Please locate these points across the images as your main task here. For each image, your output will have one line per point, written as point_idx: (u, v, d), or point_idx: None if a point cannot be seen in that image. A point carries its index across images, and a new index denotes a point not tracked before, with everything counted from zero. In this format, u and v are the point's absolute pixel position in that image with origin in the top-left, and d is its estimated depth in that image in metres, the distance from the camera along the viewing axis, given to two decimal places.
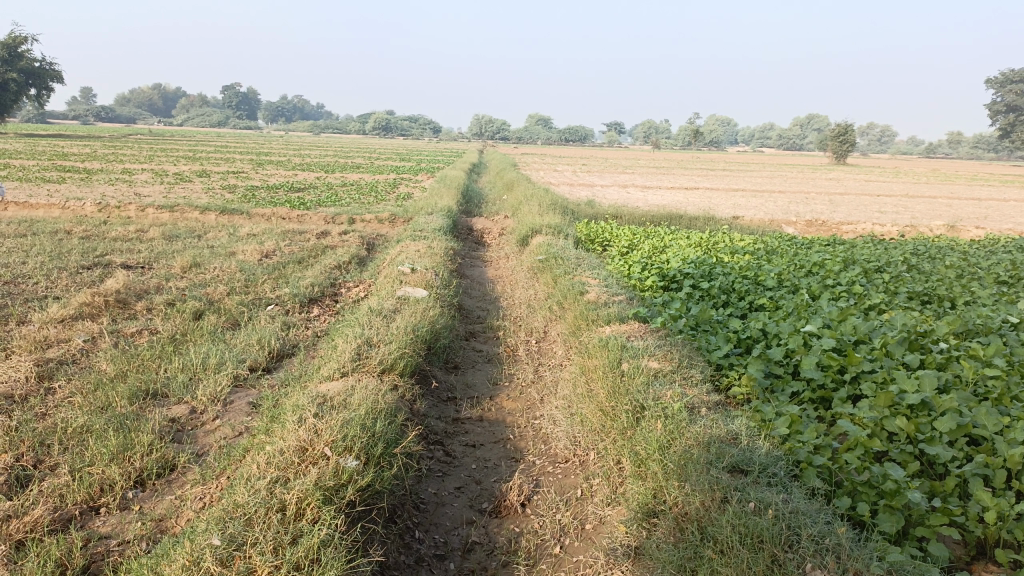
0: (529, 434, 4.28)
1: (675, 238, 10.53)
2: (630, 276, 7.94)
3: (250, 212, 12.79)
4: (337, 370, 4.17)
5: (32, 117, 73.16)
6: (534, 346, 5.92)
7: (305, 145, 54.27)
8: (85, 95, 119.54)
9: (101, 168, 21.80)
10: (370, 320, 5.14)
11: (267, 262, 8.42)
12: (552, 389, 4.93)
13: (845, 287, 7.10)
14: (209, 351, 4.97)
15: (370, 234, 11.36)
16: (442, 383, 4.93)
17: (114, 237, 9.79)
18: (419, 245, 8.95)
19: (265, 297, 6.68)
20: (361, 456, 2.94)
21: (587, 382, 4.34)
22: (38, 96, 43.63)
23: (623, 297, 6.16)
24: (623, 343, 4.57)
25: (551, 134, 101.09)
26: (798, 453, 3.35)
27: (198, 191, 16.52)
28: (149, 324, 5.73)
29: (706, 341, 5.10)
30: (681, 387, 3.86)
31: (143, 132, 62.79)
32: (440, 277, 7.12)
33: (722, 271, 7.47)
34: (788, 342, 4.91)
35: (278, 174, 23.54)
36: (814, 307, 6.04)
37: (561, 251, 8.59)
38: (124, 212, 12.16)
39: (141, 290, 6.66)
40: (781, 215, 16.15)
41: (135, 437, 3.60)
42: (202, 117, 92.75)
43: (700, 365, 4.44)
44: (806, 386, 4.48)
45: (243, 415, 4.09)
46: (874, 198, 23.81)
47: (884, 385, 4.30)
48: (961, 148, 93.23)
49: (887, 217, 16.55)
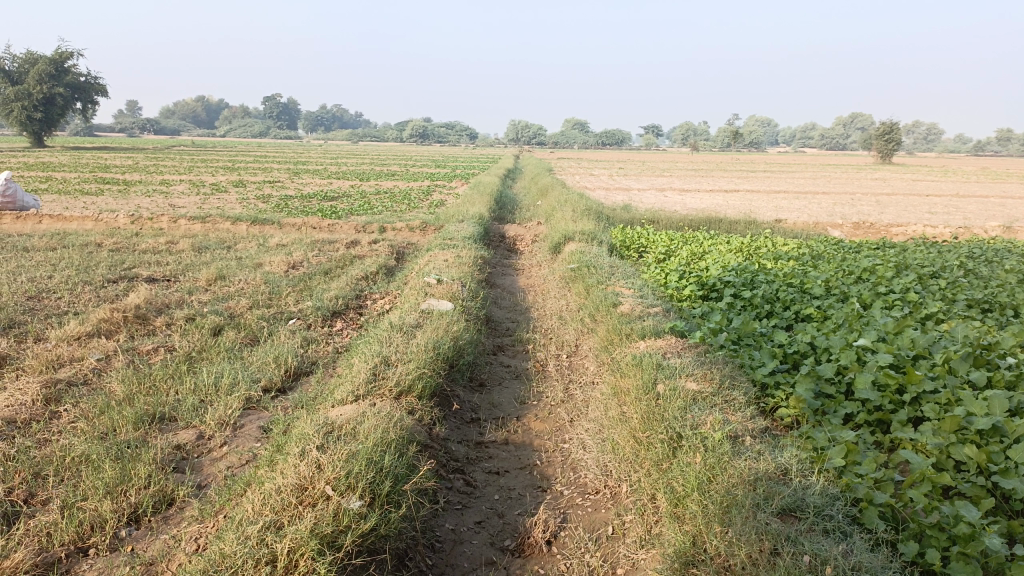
0: (557, 460, 3.96)
1: (714, 243, 10.13)
2: (666, 284, 7.58)
3: (281, 221, 12.68)
4: (351, 394, 3.91)
5: (79, 131, 74.97)
6: (565, 361, 5.60)
7: (342, 153, 54.79)
8: (131, 108, 122.67)
9: (139, 180, 22.02)
10: (391, 336, 4.87)
11: (292, 273, 8.24)
12: (583, 409, 4.61)
13: (898, 295, 6.67)
14: (223, 369, 4.75)
15: (401, 242, 11.15)
16: (464, 404, 4.64)
17: (144, 249, 9.71)
18: (448, 254, 8.70)
19: (287, 310, 6.47)
20: (366, 496, 2.67)
21: (620, 405, 4.01)
22: (85, 110, 44.48)
23: (659, 309, 5.81)
24: (659, 361, 4.22)
25: (587, 139, 100.55)
26: (856, 489, 2.97)
27: (232, 200, 16.54)
28: (166, 340, 5.54)
29: (749, 356, 4.74)
30: (723, 412, 3.51)
31: (185, 143, 63.85)
32: (468, 287, 6.85)
33: (765, 278, 7.08)
34: (840, 358, 4.53)
35: (313, 183, 23.58)
36: (866, 319, 5.64)
37: (594, 259, 8.27)
38: (157, 224, 12.13)
39: (161, 304, 6.50)
40: (825, 217, 15.58)
41: (134, 468, 3.38)
42: (243, 127, 94.18)
43: (743, 385, 4.08)
44: (860, 408, 4.10)
45: (252, 441, 3.85)
46: (922, 198, 23.01)
47: (948, 407, 3.92)
48: (1012, 144, 90.45)
49: (937, 218, 15.86)
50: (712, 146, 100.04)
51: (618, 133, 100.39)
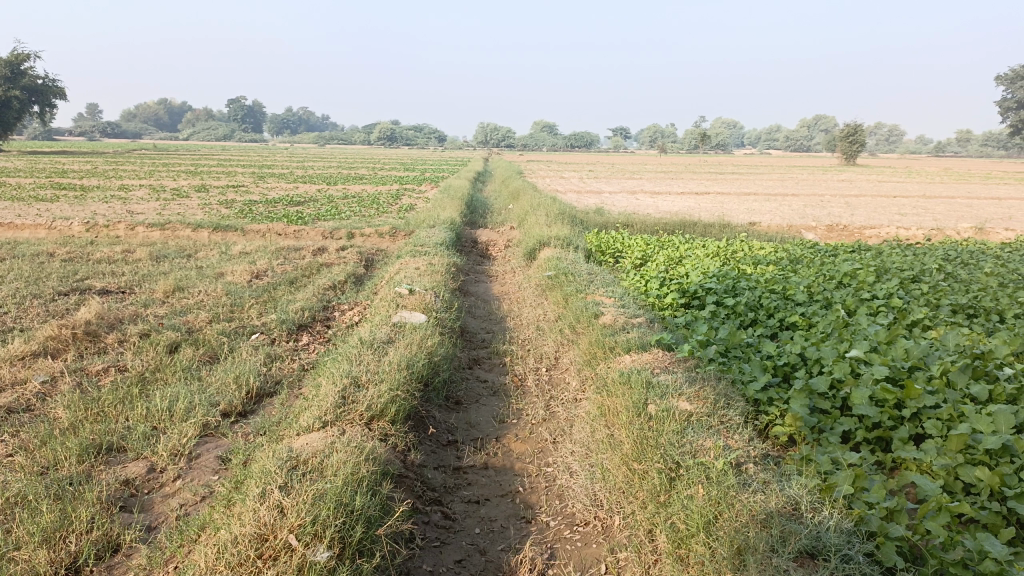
0: (541, 487, 3.70)
1: (691, 247, 9.95)
2: (647, 292, 7.36)
3: (244, 227, 12.26)
4: (317, 420, 3.60)
5: (37, 135, 73.13)
6: (544, 375, 5.34)
7: (308, 156, 54.17)
8: (92, 111, 120.37)
9: (98, 185, 21.36)
10: (361, 354, 4.56)
11: (256, 283, 7.86)
12: (566, 428, 4.35)
13: (883, 301, 6.52)
14: (179, 392, 4.40)
15: (370, 249, 10.81)
16: (440, 425, 4.34)
17: (99, 259, 9.26)
18: (420, 261, 8.39)
19: (250, 324, 6.12)
20: (334, 546, 2.37)
21: (607, 428, 3.75)
22: (41, 113, 43.16)
23: (642, 319, 5.58)
24: (649, 378, 3.97)
25: (555, 141, 100.59)
26: (871, 521, 2.74)
27: (194, 207, 16.04)
28: (118, 359, 5.17)
29: (739, 369, 4.50)
30: (722, 436, 3.26)
31: (146, 147, 62.48)
32: (441, 298, 6.55)
33: (747, 285, 6.89)
34: (833, 370, 4.33)
35: (279, 187, 23.08)
36: (854, 327, 5.46)
37: (571, 265, 8.02)
38: (113, 231, 11.64)
39: (114, 319, 6.10)
40: (797, 220, 15.53)
41: (76, 510, 3.04)
42: (207, 130, 92.71)
43: (736, 402, 3.84)
44: (858, 424, 3.89)
45: (209, 474, 3.52)
46: (890, 199, 23.16)
47: (951, 424, 3.72)
48: (970, 146, 92.28)
49: (907, 220, 15.90)
50: (680, 148, 100.71)
51: (585, 137, 100.61)
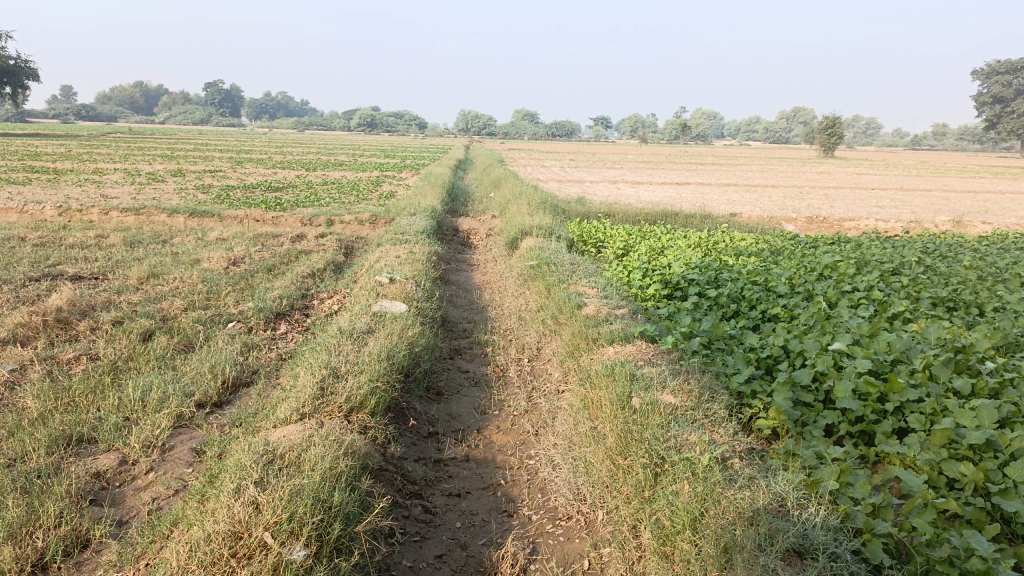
0: (522, 480, 3.64)
1: (672, 238, 9.93)
2: (630, 282, 7.32)
3: (221, 213, 12.07)
4: (294, 412, 3.51)
5: (9, 116, 71.71)
6: (526, 366, 5.29)
7: (287, 141, 53.63)
8: (66, 93, 118.41)
9: (71, 169, 20.98)
10: (340, 343, 4.47)
11: (233, 270, 7.73)
12: (549, 421, 4.29)
13: (864, 293, 6.52)
14: (152, 381, 4.30)
15: (349, 237, 10.67)
16: (420, 417, 4.27)
17: (71, 244, 9.06)
18: (401, 250, 8.28)
19: (226, 312, 6.00)
20: (311, 545, 2.31)
21: (591, 421, 3.69)
22: (13, 94, 42.23)
23: (625, 311, 5.53)
24: (633, 370, 3.92)
25: (537, 130, 100.31)
26: (856, 518, 2.71)
27: (170, 191, 15.79)
28: (90, 348, 5.04)
29: (723, 362, 4.47)
30: (708, 431, 3.22)
31: (122, 130, 61.48)
32: (422, 287, 6.47)
33: (729, 276, 6.86)
34: (816, 363, 4.30)
35: (256, 173, 22.81)
36: (836, 320, 5.45)
37: (553, 255, 7.96)
38: (87, 216, 11.42)
39: (86, 306, 5.96)
40: (778, 212, 15.57)
41: (43, 505, 2.94)
42: (184, 114, 91.42)
43: (721, 395, 3.80)
44: (841, 418, 3.87)
45: (182, 467, 3.43)
46: (869, 192, 23.32)
47: (934, 418, 3.72)
48: (946, 140, 93.24)
49: (886, 213, 15.99)
50: (661, 138, 100.90)
51: (567, 126, 100.47)
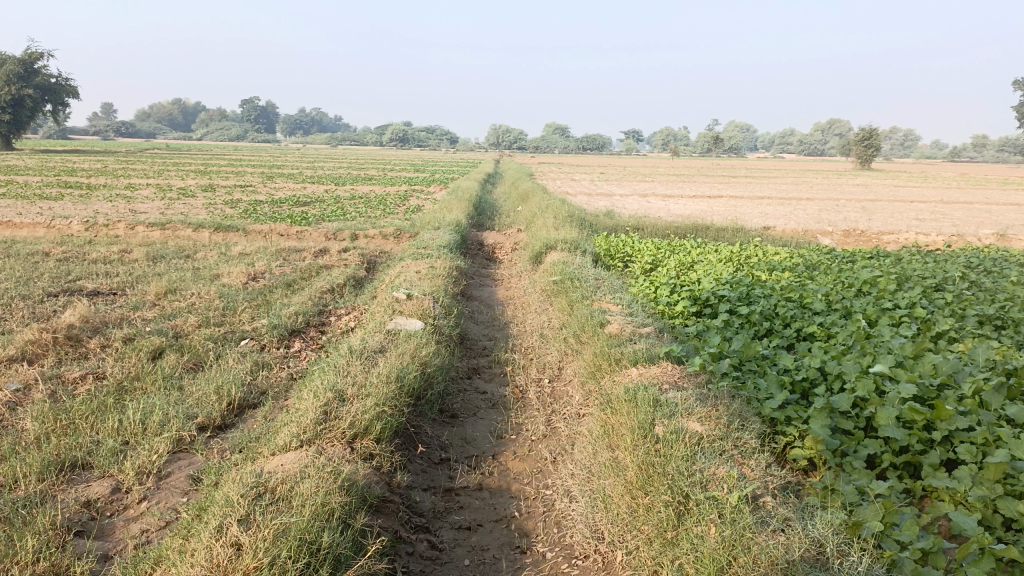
0: (538, 512, 3.40)
1: (702, 252, 9.64)
2: (657, 299, 7.05)
3: (246, 227, 12.02)
4: (294, 439, 3.32)
5: (51, 133, 73.40)
6: (547, 387, 5.05)
7: (319, 157, 54.11)
8: (107, 110, 121.20)
9: (105, 184, 21.24)
10: (349, 364, 4.27)
11: (251, 286, 7.60)
12: (569, 447, 4.05)
13: (905, 310, 6.19)
14: (155, 403, 4.14)
15: (373, 252, 10.54)
16: (432, 442, 4.05)
17: (94, 260, 9.01)
18: (421, 264, 8.09)
19: (240, 329, 5.85)
20: None
21: (610, 450, 3.43)
22: (53, 111, 43.06)
23: (651, 329, 5.27)
24: (657, 394, 3.65)
25: (567, 144, 100.23)
26: (904, 565, 2.43)
27: (198, 206, 15.84)
28: (98, 366, 4.91)
29: (755, 385, 4.19)
30: (738, 465, 2.95)
31: (159, 146, 62.57)
32: (440, 303, 6.26)
33: (761, 292, 6.57)
34: (856, 388, 4.01)
35: (285, 188, 22.90)
36: (876, 340, 5.14)
37: (577, 270, 7.72)
38: (113, 231, 11.43)
39: (100, 322, 5.85)
40: (813, 225, 15.17)
41: (23, 538, 2.77)
42: (219, 130, 92.87)
43: (753, 422, 3.53)
44: (884, 447, 3.58)
45: (177, 497, 3.25)
46: (907, 204, 22.72)
47: (986, 449, 3.41)
48: (986, 151, 91.30)
49: (925, 226, 15.51)
50: (692, 151, 100.26)
51: (597, 140, 100.27)
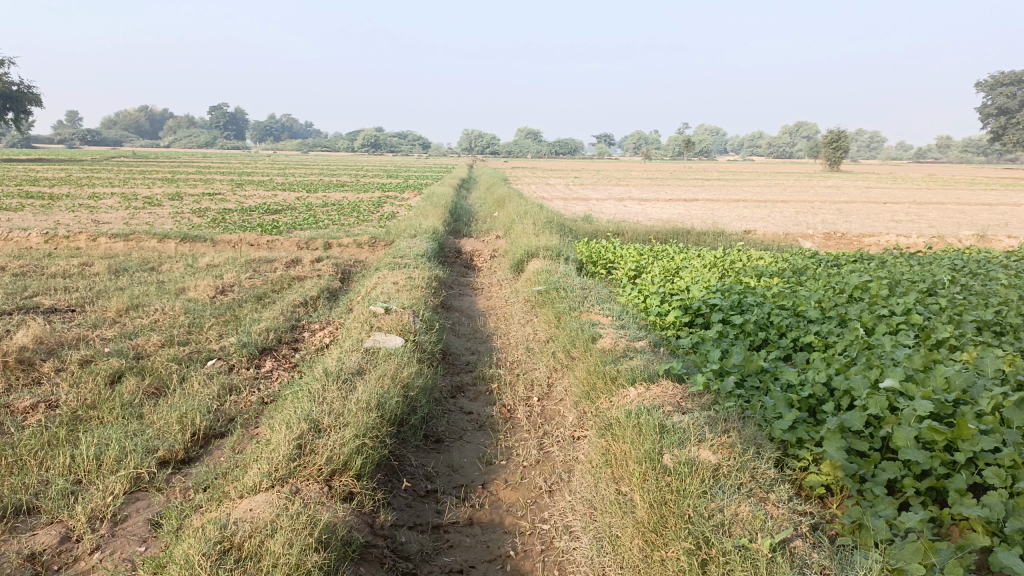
0: (536, 551, 3.09)
1: (686, 258, 9.42)
2: (647, 309, 6.79)
3: (214, 237, 11.59)
4: (265, 478, 2.98)
5: (15, 142, 71.80)
6: (537, 406, 4.75)
7: (290, 164, 53.43)
8: (72, 117, 119.10)
9: (67, 193, 20.59)
10: (324, 389, 3.94)
11: (220, 300, 7.22)
12: (565, 476, 3.75)
13: (901, 317, 5.98)
14: (112, 435, 3.77)
15: (347, 261, 10.19)
16: (416, 472, 3.72)
17: (52, 274, 8.56)
18: (399, 275, 7.76)
19: (207, 348, 5.49)
20: None
21: (615, 483, 3.14)
22: (16, 119, 42.07)
23: (645, 343, 5.00)
24: (662, 419, 3.37)
25: (540, 148, 100.02)
26: None
27: (165, 215, 15.36)
28: (51, 392, 4.52)
29: (761, 404, 3.93)
30: (763, 504, 2.68)
31: (126, 154, 61.30)
32: (420, 317, 5.94)
33: (754, 300, 6.33)
34: (868, 405, 3.76)
35: (256, 195, 22.44)
36: (879, 350, 4.91)
37: (562, 279, 7.45)
38: (74, 243, 10.97)
39: (55, 343, 5.44)
40: (794, 228, 15.06)
41: None
42: (188, 137, 91.46)
43: (767, 449, 3.27)
44: (905, 472, 3.33)
45: (134, 546, 2.90)
46: (882, 206, 22.76)
47: (1015, 472, 3.17)
48: (952, 152, 92.84)
49: (904, 228, 15.47)
50: (664, 155, 100.81)
51: (570, 144, 100.36)
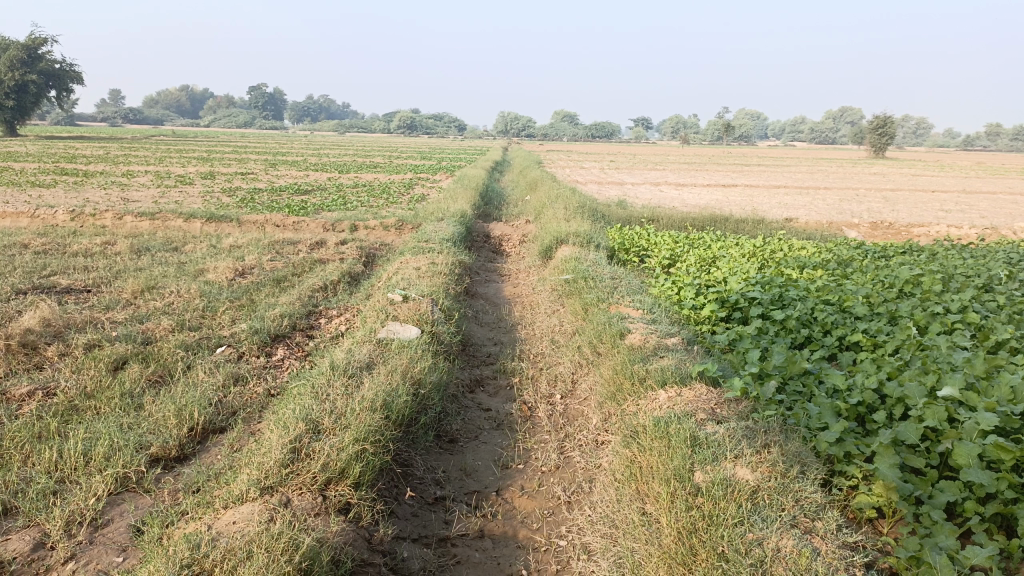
0: (550, 572, 2.79)
1: (723, 246, 9.01)
2: (681, 301, 6.42)
3: (241, 217, 11.41)
4: (253, 486, 2.72)
5: (60, 120, 72.86)
6: (559, 405, 4.45)
7: (325, 144, 53.47)
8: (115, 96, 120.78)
9: (102, 171, 20.68)
10: (329, 385, 3.67)
11: (237, 283, 7.00)
12: (587, 486, 3.44)
13: (957, 315, 5.52)
14: (103, 429, 3.54)
15: (372, 244, 9.94)
16: (424, 478, 3.43)
17: (74, 253, 8.43)
18: (422, 260, 7.48)
19: (218, 334, 5.27)
20: None
21: (640, 501, 2.84)
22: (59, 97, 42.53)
23: (677, 340, 4.65)
24: (695, 429, 3.05)
25: (577, 131, 99.07)
26: None
27: (195, 195, 15.25)
28: (50, 378, 4.32)
29: (806, 413, 3.58)
30: (808, 538, 2.39)
31: (165, 133, 61.73)
32: (440, 306, 5.66)
33: (796, 293, 5.93)
34: (925, 416, 3.37)
35: (288, 176, 22.31)
36: (935, 351, 4.47)
37: (591, 267, 7.11)
38: (100, 221, 10.86)
39: (62, 326, 5.24)
40: (837, 216, 14.46)
41: None
42: (226, 117, 92.20)
43: (812, 467, 2.93)
44: (967, 495, 2.95)
45: (111, 556, 2.66)
46: (930, 194, 21.92)
47: None
48: (1002, 140, 89.92)
49: (953, 218, 14.79)
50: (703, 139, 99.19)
51: (606, 128, 99.25)
